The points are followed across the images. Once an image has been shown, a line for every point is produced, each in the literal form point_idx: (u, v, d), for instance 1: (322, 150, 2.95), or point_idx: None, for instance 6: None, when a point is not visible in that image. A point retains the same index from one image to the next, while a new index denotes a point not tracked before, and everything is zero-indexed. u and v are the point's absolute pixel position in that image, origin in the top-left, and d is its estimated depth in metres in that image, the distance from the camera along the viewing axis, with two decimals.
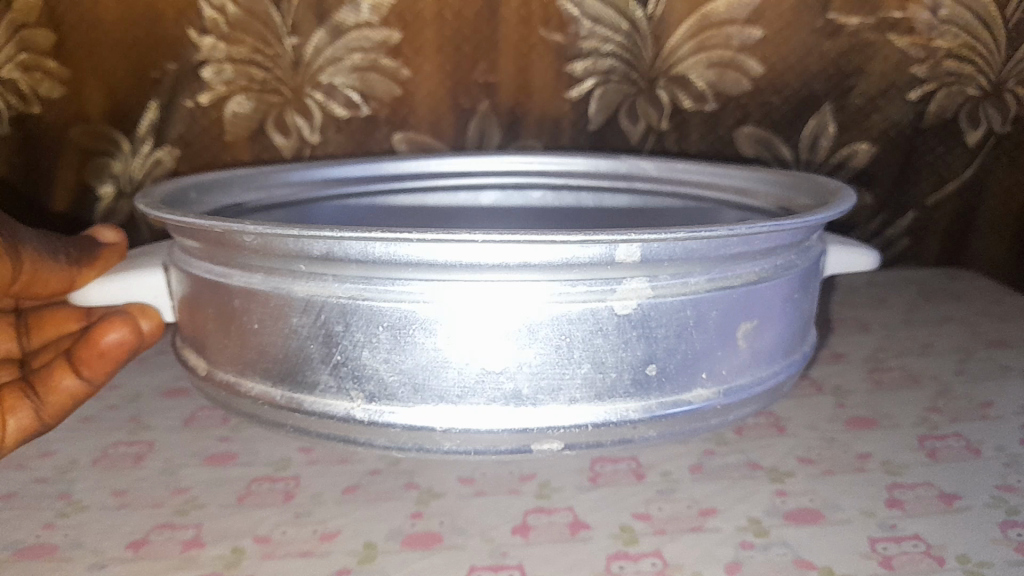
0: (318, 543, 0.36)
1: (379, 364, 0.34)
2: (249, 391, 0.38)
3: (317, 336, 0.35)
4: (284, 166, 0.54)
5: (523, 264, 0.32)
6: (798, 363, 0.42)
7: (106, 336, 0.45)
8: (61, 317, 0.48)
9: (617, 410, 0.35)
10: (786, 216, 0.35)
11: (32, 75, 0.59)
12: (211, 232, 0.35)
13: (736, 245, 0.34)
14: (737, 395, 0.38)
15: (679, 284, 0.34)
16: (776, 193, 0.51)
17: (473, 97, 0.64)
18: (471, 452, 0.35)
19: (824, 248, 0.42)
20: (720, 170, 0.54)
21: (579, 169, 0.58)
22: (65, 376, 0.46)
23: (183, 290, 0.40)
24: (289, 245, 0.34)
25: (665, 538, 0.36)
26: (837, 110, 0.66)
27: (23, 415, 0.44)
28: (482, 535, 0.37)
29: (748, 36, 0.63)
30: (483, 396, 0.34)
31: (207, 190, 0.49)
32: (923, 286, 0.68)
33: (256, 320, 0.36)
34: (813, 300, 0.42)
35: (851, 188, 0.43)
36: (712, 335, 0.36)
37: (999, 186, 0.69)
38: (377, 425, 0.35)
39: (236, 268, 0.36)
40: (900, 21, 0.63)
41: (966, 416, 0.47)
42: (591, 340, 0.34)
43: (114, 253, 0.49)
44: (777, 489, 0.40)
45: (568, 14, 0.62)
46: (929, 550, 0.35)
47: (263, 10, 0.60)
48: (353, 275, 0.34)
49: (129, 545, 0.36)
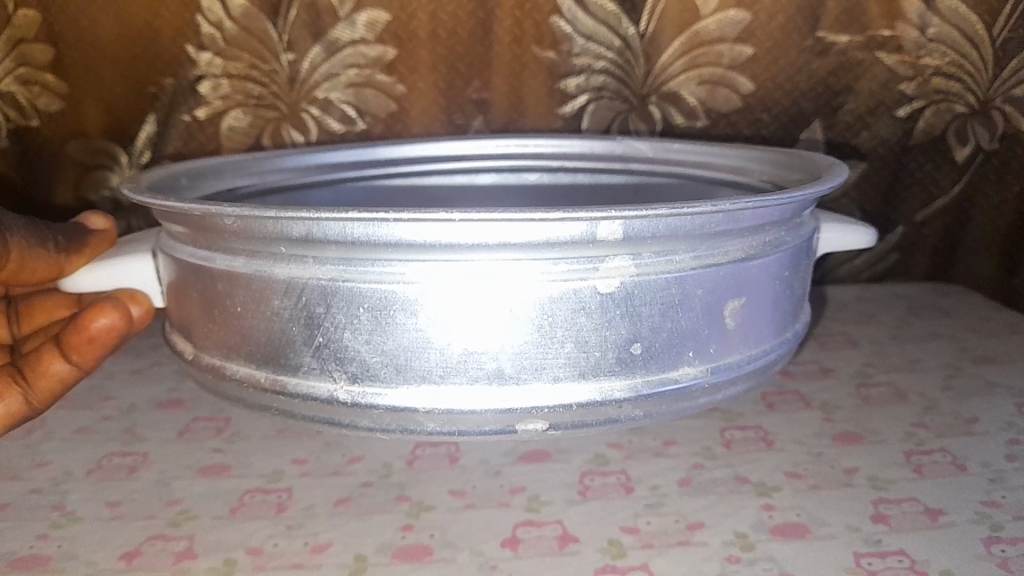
0: (310, 556, 0.36)
1: (361, 346, 0.35)
2: (234, 374, 0.38)
3: (300, 318, 0.36)
4: (276, 153, 0.55)
5: (502, 243, 0.33)
6: (790, 343, 0.42)
7: (96, 321, 0.46)
8: (51, 305, 0.51)
9: (602, 389, 0.35)
10: (772, 192, 0.35)
11: (31, 88, 0.60)
12: (191, 216, 0.36)
13: (719, 222, 0.35)
14: (727, 373, 0.38)
15: (663, 262, 0.35)
16: (768, 171, 0.52)
17: (467, 114, 0.65)
18: (455, 434, 0.36)
19: (816, 226, 0.43)
20: (713, 148, 0.55)
21: (575, 151, 0.59)
22: (54, 362, 0.48)
23: (169, 274, 0.41)
24: (268, 227, 0.34)
25: (654, 552, 0.37)
26: (827, 127, 0.67)
27: (10, 402, 0.48)
28: (472, 550, 0.37)
29: (738, 53, 0.64)
30: (467, 376, 0.35)
31: (199, 179, 0.50)
32: (912, 301, 0.69)
33: (239, 303, 0.37)
34: (803, 279, 0.42)
35: (844, 162, 0.44)
36: (697, 314, 0.36)
37: (987, 203, 0.69)
38: (360, 407, 0.36)
39: (219, 251, 0.37)
40: (888, 40, 0.64)
41: (952, 432, 0.48)
42: (573, 319, 0.34)
43: (103, 241, 0.49)
44: (764, 503, 0.41)
45: (561, 32, 0.63)
46: (913, 565, 0.36)
47: (260, 27, 0.61)
48: (333, 256, 0.34)
49: (123, 556, 0.36)
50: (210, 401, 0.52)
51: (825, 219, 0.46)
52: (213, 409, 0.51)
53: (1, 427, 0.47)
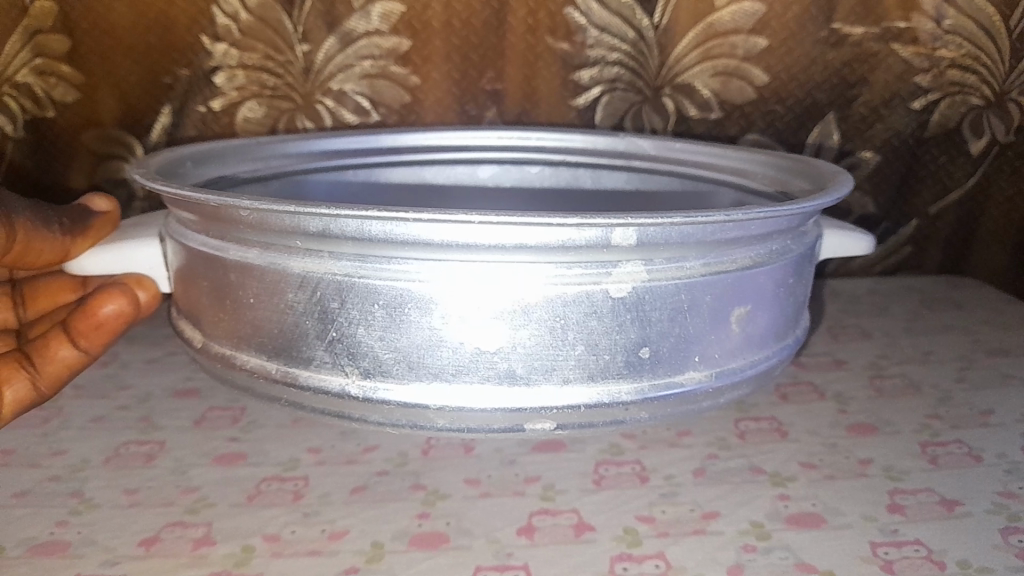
0: (327, 542, 0.37)
1: (374, 342, 0.35)
2: (244, 365, 0.38)
3: (314, 313, 0.36)
4: (280, 138, 0.55)
5: (519, 245, 0.33)
6: (791, 348, 0.42)
7: (105, 307, 0.48)
8: (54, 289, 0.52)
9: (609, 391, 0.36)
10: (783, 203, 0.35)
11: (47, 80, 0.60)
12: (206, 206, 0.36)
13: (730, 230, 0.35)
14: (729, 377, 0.38)
15: (674, 268, 0.35)
16: (773, 175, 0.51)
17: (481, 104, 0.65)
18: (465, 430, 0.36)
19: (819, 234, 0.43)
20: (714, 150, 0.55)
21: (576, 147, 0.58)
22: (62, 347, 0.49)
23: (179, 262, 0.41)
24: (285, 221, 0.34)
25: (669, 540, 0.37)
26: (841, 120, 0.66)
27: (19, 385, 0.48)
28: (487, 537, 0.37)
29: (752, 45, 0.64)
30: (479, 375, 0.35)
31: (204, 163, 0.49)
32: (925, 294, 0.69)
33: (252, 295, 0.37)
34: (806, 287, 0.42)
35: (849, 174, 0.43)
36: (704, 320, 0.36)
37: (1002, 195, 0.69)
38: (371, 402, 0.36)
39: (232, 242, 0.37)
40: (904, 31, 0.64)
41: (966, 424, 0.48)
42: (584, 322, 0.35)
43: (107, 223, 0.50)
44: (779, 493, 0.41)
45: (575, 23, 0.63)
46: (930, 555, 0.36)
47: (275, 18, 0.61)
48: (349, 252, 0.34)
49: (141, 542, 0.37)
50: (226, 390, 0.53)
51: (826, 225, 0.46)
52: (228, 398, 0.51)
53: (10, 412, 0.47)
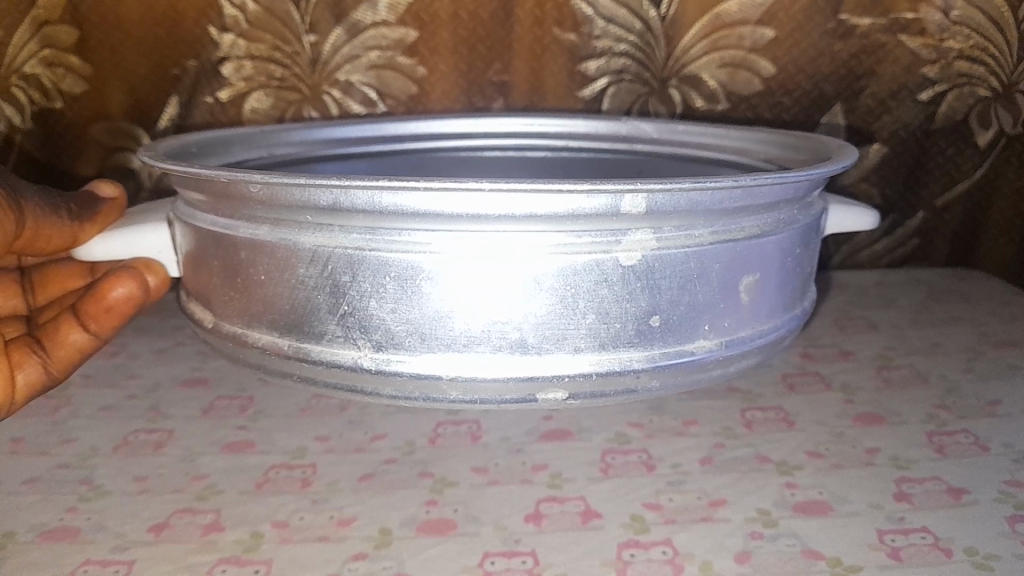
0: (335, 528, 0.37)
1: (386, 314, 0.35)
2: (256, 342, 0.38)
3: (325, 287, 0.36)
4: (286, 126, 0.55)
5: (529, 215, 0.33)
6: (797, 320, 0.42)
7: (114, 291, 0.48)
8: (64, 275, 0.53)
9: (620, 360, 0.36)
10: (789, 169, 0.35)
11: (55, 71, 0.60)
12: (216, 183, 0.36)
13: (738, 198, 0.35)
14: (739, 347, 0.38)
15: (682, 236, 0.35)
16: (772, 153, 0.52)
17: (488, 96, 0.65)
18: (477, 401, 0.36)
19: (824, 208, 0.43)
20: (719, 130, 0.55)
21: (579, 131, 0.58)
22: (73, 331, 0.49)
23: (188, 245, 0.41)
24: (296, 196, 0.34)
25: (676, 527, 0.37)
26: (849, 112, 0.66)
27: (30, 370, 0.48)
28: (495, 524, 0.37)
29: (759, 36, 0.64)
30: (491, 345, 0.35)
31: (209, 149, 0.49)
32: (932, 286, 0.69)
33: (263, 271, 0.37)
34: (812, 258, 0.42)
35: (852, 145, 0.43)
36: (714, 288, 0.37)
37: (1010, 187, 0.69)
38: (384, 374, 0.36)
39: (242, 219, 0.37)
40: (912, 23, 0.64)
41: (975, 414, 0.48)
42: (595, 291, 0.35)
43: (114, 210, 0.50)
44: (787, 481, 0.41)
45: (581, 14, 0.63)
46: (937, 542, 0.36)
47: (284, 9, 0.61)
48: (359, 225, 0.34)
49: (151, 528, 0.37)
50: (234, 379, 0.53)
51: (831, 200, 0.46)
52: (237, 387, 0.52)
53: (20, 397, 0.48)
